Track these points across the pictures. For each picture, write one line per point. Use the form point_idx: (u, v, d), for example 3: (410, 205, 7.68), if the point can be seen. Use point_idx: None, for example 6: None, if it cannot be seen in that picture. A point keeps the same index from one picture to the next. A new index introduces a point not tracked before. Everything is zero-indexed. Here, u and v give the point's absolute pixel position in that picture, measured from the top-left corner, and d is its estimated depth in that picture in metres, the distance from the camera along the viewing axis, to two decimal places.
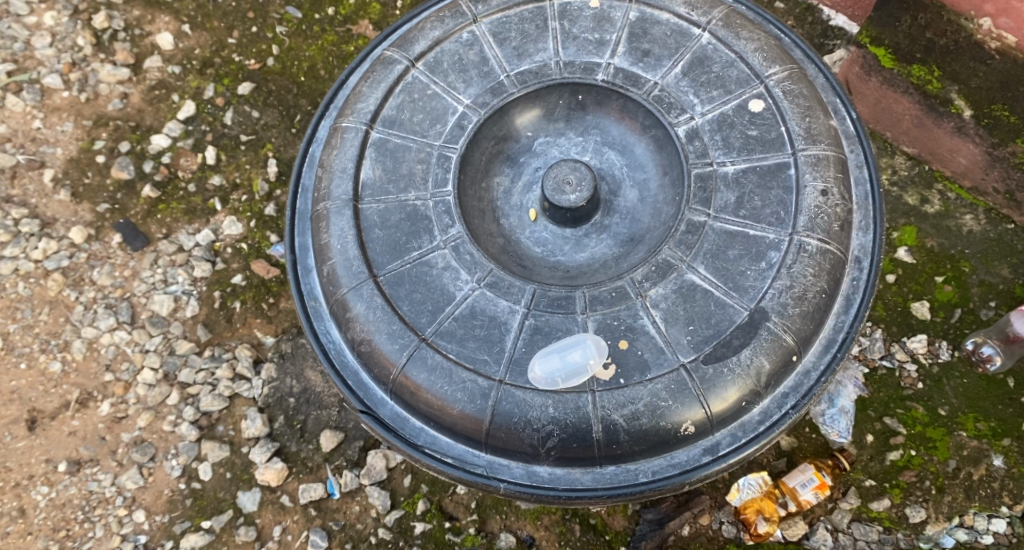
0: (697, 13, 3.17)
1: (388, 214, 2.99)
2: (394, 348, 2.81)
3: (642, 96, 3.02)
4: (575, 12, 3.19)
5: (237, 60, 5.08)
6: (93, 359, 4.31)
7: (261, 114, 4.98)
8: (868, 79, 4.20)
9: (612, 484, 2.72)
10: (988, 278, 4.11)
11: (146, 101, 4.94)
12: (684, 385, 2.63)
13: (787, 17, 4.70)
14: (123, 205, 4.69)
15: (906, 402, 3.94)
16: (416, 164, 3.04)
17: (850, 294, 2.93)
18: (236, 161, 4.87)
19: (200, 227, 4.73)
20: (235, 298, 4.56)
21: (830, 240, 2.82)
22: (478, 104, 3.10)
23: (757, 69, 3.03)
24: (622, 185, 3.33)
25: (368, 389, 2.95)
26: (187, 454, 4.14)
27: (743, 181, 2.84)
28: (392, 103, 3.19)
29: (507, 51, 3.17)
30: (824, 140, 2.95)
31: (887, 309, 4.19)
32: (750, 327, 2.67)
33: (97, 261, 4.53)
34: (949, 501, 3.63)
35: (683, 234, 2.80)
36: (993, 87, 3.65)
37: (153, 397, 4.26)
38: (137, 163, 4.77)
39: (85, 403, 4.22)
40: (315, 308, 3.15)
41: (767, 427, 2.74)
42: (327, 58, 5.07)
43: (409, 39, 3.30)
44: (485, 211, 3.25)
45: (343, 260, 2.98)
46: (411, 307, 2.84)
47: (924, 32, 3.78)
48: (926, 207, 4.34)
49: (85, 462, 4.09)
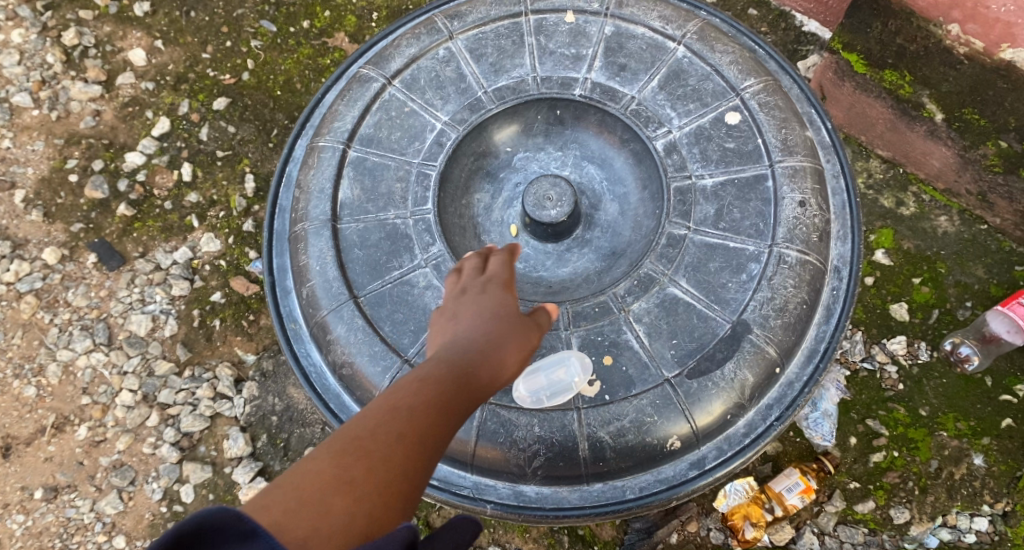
0: (672, 27, 3.17)
1: (367, 234, 2.96)
2: (376, 371, 2.78)
3: (620, 110, 3.02)
4: (551, 27, 3.19)
5: (211, 75, 4.99)
6: (70, 382, 4.25)
7: (236, 129, 4.86)
8: (842, 85, 4.25)
9: (600, 501, 2.71)
10: (963, 279, 4.18)
11: (120, 118, 4.87)
12: (669, 399, 2.64)
13: (761, 23, 4.72)
14: (98, 224, 4.61)
15: (888, 403, 3.98)
16: (395, 183, 3.01)
17: (831, 303, 2.95)
18: (212, 177, 4.76)
19: (177, 245, 4.61)
20: (215, 316, 4.45)
21: (810, 251, 2.84)
22: (455, 121, 3.08)
23: (733, 82, 3.05)
24: (602, 198, 3.32)
25: (351, 413, 2.90)
26: (168, 476, 4.09)
27: (722, 194, 2.84)
28: (369, 121, 3.16)
29: (484, 67, 3.16)
30: (801, 151, 2.97)
31: (867, 311, 4.21)
32: (733, 340, 2.68)
33: (72, 281, 4.47)
34: (932, 501, 3.73)
35: (664, 247, 2.79)
36: (963, 92, 3.80)
37: (131, 419, 4.18)
38: (112, 182, 4.69)
39: (62, 427, 4.18)
40: (295, 330, 3.09)
41: (751, 440, 2.74)
42: (303, 71, 4.97)
43: (385, 57, 3.28)
44: (466, 228, 3.23)
45: (322, 282, 2.94)
46: (392, 328, 2.81)
47: (895, 37, 3.93)
48: (902, 210, 4.37)
49: (63, 488, 4.06)
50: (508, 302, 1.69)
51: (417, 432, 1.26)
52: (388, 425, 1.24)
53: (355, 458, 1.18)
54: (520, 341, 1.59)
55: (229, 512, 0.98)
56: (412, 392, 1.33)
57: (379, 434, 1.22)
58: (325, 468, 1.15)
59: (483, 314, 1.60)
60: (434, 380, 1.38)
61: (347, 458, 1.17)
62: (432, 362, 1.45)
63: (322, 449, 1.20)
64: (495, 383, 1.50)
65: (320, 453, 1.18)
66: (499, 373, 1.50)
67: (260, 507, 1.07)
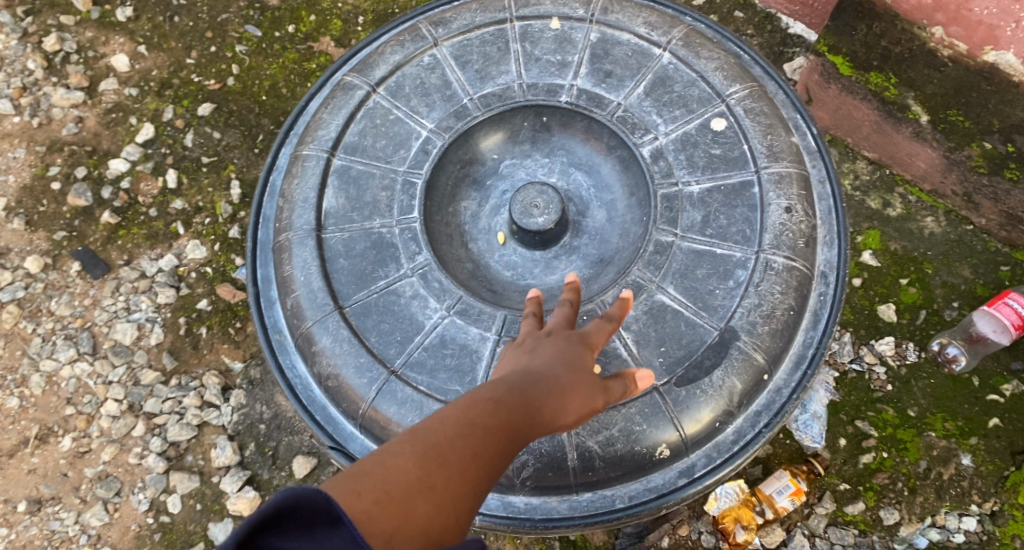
0: (657, 33, 3.17)
1: (353, 243, 2.93)
2: (363, 382, 2.75)
3: (606, 117, 3.01)
4: (536, 33, 3.17)
5: (196, 80, 4.93)
6: (53, 392, 4.19)
7: (222, 135, 4.80)
8: (828, 87, 4.28)
9: (589, 511, 2.70)
10: (950, 279, 4.20)
11: (103, 124, 4.80)
12: (658, 407, 2.63)
13: (747, 26, 4.73)
14: (81, 232, 4.54)
15: (876, 404, 4.00)
16: (380, 192, 2.98)
17: (818, 309, 2.95)
18: (197, 184, 4.70)
19: (162, 252, 4.56)
20: (201, 323, 4.39)
21: (796, 257, 2.84)
22: (441, 128, 3.06)
23: (718, 88, 3.05)
24: (589, 205, 3.30)
25: (337, 424, 2.87)
26: (154, 487, 4.03)
27: (708, 200, 2.84)
28: (353, 129, 3.13)
29: (469, 74, 3.14)
30: (786, 157, 2.97)
31: (854, 312, 4.23)
32: (721, 347, 2.67)
33: (55, 290, 4.41)
34: (921, 502, 3.74)
35: (651, 254, 2.79)
36: (947, 94, 3.80)
37: (117, 429, 4.12)
38: (95, 189, 4.62)
39: (45, 438, 4.11)
40: (279, 341, 3.06)
41: (741, 447, 2.73)
42: (289, 76, 4.92)
43: (369, 64, 3.26)
44: (453, 236, 3.21)
45: (307, 292, 2.91)
46: (379, 338, 2.78)
47: (879, 40, 3.93)
48: (888, 211, 4.39)
49: (47, 501, 4.00)
50: (592, 352, 1.71)
51: (491, 453, 1.29)
52: (467, 442, 1.26)
53: (436, 462, 1.20)
54: (584, 395, 1.55)
55: (322, 494, 1.02)
56: (494, 413, 1.35)
57: (458, 445, 1.25)
58: (408, 466, 1.18)
59: (569, 356, 1.64)
60: (513, 399, 1.41)
61: (430, 461, 1.20)
62: (506, 385, 1.46)
63: (407, 445, 1.23)
64: (558, 429, 1.49)
65: (403, 452, 1.21)
66: (557, 416, 1.46)
67: (346, 490, 1.10)
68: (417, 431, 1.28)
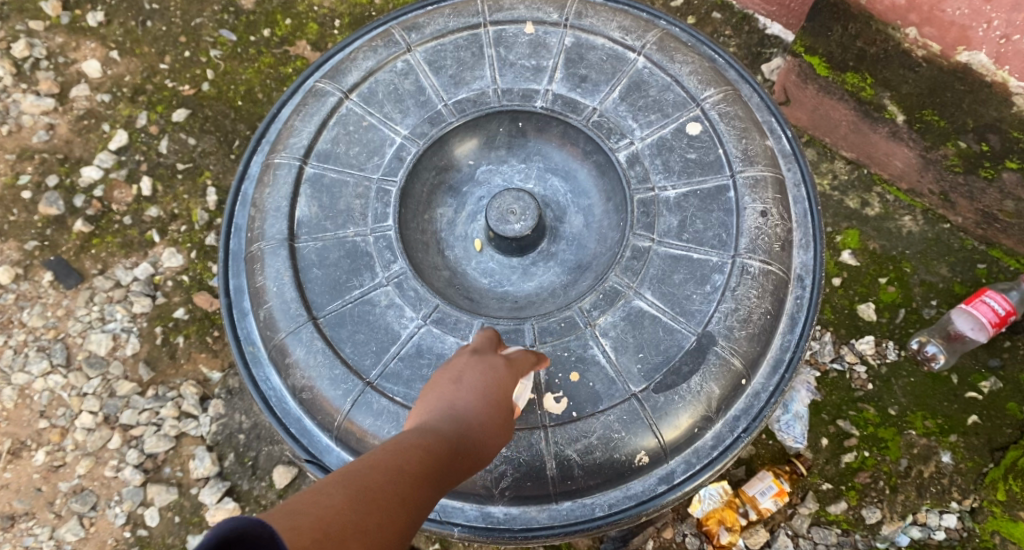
0: (632, 37, 3.15)
1: (326, 252, 2.88)
2: (337, 394, 2.71)
3: (582, 122, 2.99)
4: (510, 38, 3.14)
5: (170, 86, 4.85)
6: (26, 406, 4.09)
7: (197, 141, 4.73)
8: (805, 87, 4.24)
9: (569, 520, 2.67)
10: (928, 278, 4.23)
11: (75, 131, 4.71)
12: (636, 414, 2.61)
13: (725, 27, 4.75)
14: (53, 241, 4.45)
15: (857, 403, 4.02)
16: (354, 200, 2.94)
17: (795, 313, 2.95)
18: (173, 191, 4.62)
19: (138, 261, 4.47)
20: (178, 332, 4.31)
21: (772, 261, 2.84)
22: (415, 134, 3.02)
23: (693, 93, 3.04)
24: (567, 211, 3.28)
25: (312, 437, 2.83)
26: (131, 500, 3.94)
27: (685, 205, 2.83)
28: (326, 136, 3.08)
29: (443, 79, 3.10)
30: (761, 161, 2.97)
31: (835, 312, 4.26)
32: (698, 352, 2.66)
33: (27, 301, 4.31)
34: (902, 500, 3.76)
35: (628, 260, 2.77)
36: (923, 94, 3.75)
37: (92, 442, 4.03)
38: (67, 198, 4.53)
39: (18, 453, 4.01)
40: (253, 353, 3.00)
41: (720, 452, 2.72)
42: (265, 81, 4.85)
43: (341, 70, 3.21)
44: (429, 244, 3.18)
45: (280, 303, 2.86)
46: (353, 349, 2.74)
47: (855, 41, 3.84)
48: (866, 211, 4.43)
49: (21, 516, 3.91)
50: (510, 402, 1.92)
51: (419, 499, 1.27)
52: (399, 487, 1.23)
53: (375, 506, 1.13)
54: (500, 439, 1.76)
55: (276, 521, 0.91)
56: (419, 463, 1.36)
57: (392, 490, 1.20)
58: (345, 507, 1.07)
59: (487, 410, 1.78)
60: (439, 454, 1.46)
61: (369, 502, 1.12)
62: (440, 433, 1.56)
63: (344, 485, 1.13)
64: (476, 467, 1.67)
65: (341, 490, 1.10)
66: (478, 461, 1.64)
67: (290, 524, 0.94)
68: (346, 471, 1.18)
